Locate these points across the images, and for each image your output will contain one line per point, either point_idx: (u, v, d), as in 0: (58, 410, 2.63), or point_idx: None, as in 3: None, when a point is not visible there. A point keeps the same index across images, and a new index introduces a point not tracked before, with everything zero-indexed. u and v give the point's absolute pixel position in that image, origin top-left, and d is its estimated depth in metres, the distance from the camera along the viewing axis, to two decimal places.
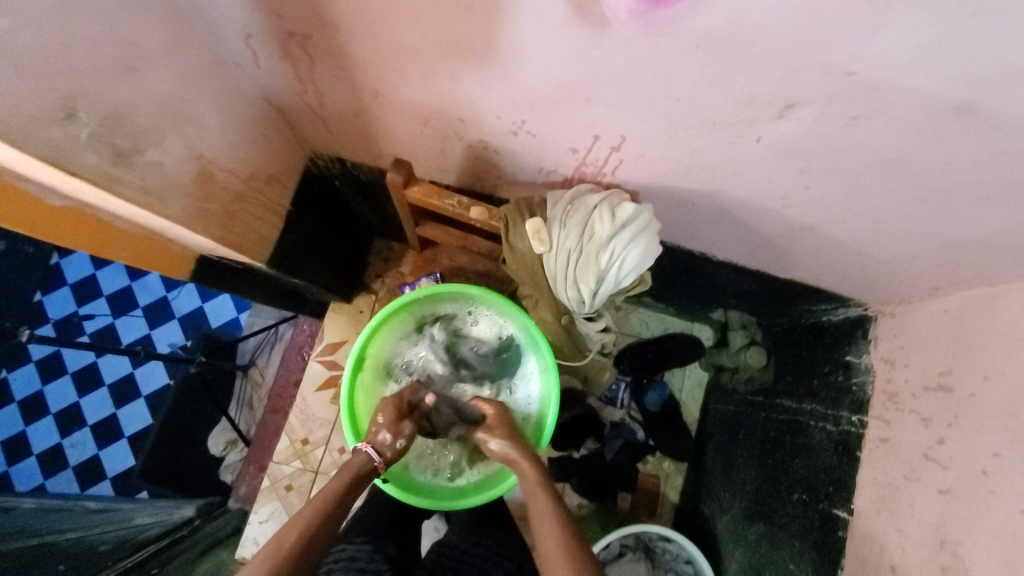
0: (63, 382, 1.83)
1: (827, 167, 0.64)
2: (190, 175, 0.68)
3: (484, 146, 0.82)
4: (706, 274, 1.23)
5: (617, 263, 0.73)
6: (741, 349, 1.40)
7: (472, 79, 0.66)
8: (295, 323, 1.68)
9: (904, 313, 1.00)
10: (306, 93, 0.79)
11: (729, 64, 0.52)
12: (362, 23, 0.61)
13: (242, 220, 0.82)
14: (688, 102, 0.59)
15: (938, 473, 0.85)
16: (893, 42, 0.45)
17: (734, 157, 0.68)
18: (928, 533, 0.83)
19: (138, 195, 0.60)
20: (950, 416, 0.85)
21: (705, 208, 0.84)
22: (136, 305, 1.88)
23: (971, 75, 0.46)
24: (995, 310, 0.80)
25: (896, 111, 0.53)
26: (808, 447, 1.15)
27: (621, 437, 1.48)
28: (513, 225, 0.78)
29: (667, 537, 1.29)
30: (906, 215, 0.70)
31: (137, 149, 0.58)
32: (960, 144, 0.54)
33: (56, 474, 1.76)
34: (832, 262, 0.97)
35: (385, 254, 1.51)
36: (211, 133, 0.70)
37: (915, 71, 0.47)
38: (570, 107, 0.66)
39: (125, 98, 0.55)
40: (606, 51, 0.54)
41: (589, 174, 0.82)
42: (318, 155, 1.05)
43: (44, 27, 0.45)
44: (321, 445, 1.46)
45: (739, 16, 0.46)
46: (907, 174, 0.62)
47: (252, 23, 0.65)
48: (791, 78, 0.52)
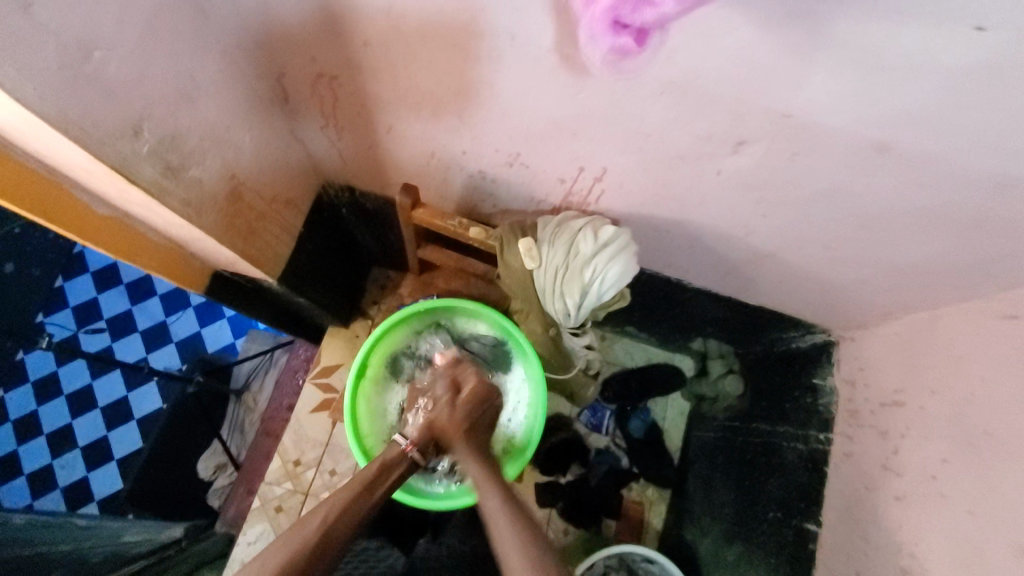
0: (57, 404, 1.85)
1: (778, 197, 0.75)
2: (224, 192, 0.77)
3: (482, 176, 0.93)
4: (684, 302, 1.32)
5: (599, 278, 0.82)
6: (719, 377, 1.45)
7: (475, 116, 0.76)
8: (291, 348, 1.74)
9: (861, 337, 1.09)
10: (327, 126, 0.90)
11: (690, 107, 0.63)
12: (384, 67, 0.71)
13: (261, 236, 0.91)
14: (659, 139, 0.70)
15: (895, 481, 0.92)
16: (816, 91, 0.56)
17: (700, 188, 0.78)
18: (890, 539, 0.90)
19: (181, 206, 0.68)
20: (903, 428, 0.92)
21: (678, 235, 0.94)
22: (135, 329, 1.93)
23: (880, 119, 0.57)
24: (936, 330, 0.90)
25: (828, 149, 0.64)
26: (782, 468, 1.19)
27: (605, 463, 1.52)
28: (508, 244, 0.89)
29: (650, 558, 1.32)
30: (851, 241, 0.80)
31: (184, 166, 0.67)
32: (883, 178, 0.65)
33: (44, 495, 1.76)
34: (795, 289, 1.07)
35: (381, 282, 1.59)
36: (244, 157, 0.80)
37: (837, 115, 0.58)
38: (559, 142, 0.77)
39: (180, 121, 0.64)
40: (589, 95, 0.65)
41: (575, 203, 0.92)
42: (330, 184, 1.15)
43: (128, 60, 0.55)
44: (312, 466, 1.48)
45: (695, 68, 0.57)
46: (845, 204, 0.72)
47: (288, 64, 0.75)
48: (740, 119, 0.63)
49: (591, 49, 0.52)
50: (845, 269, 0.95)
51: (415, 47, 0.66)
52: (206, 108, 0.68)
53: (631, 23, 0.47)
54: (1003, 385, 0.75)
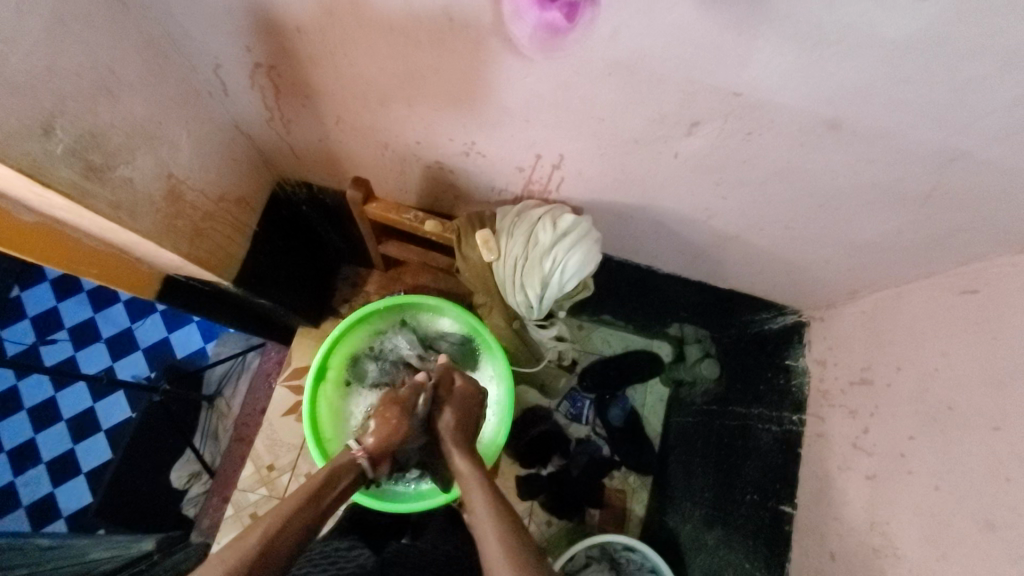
0: (19, 419, 1.79)
1: (737, 178, 0.73)
2: (161, 192, 0.73)
3: (439, 166, 0.89)
4: (656, 287, 1.30)
5: (560, 268, 0.80)
6: (695, 362, 1.44)
7: (423, 104, 0.73)
8: (264, 350, 1.68)
9: (830, 316, 1.08)
10: (272, 120, 0.86)
11: (639, 87, 0.60)
12: (323, 55, 0.68)
13: (210, 238, 0.87)
14: (611, 122, 0.68)
15: (866, 460, 0.92)
16: (765, 67, 0.54)
17: (658, 171, 0.76)
18: (862, 517, 0.90)
19: (109, 209, 0.64)
20: (872, 407, 0.92)
21: (642, 220, 0.92)
22: (98, 337, 1.86)
23: (832, 95, 0.56)
24: (901, 307, 0.89)
25: (782, 128, 0.62)
26: (757, 451, 1.19)
27: (586, 452, 1.50)
28: (466, 236, 0.86)
29: (630, 547, 1.32)
30: (811, 219, 0.79)
31: (109, 165, 0.63)
32: (838, 154, 0.64)
33: (8, 514, 1.70)
34: (762, 270, 1.06)
35: (353, 280, 1.51)
36: (183, 155, 0.76)
37: (788, 92, 0.56)
38: (512, 129, 0.74)
39: (102, 118, 0.60)
40: (536, 78, 0.62)
41: (536, 192, 0.89)
42: (285, 180, 1.11)
43: (31, 53, 0.51)
44: (287, 470, 1.45)
45: (639, 46, 0.55)
46: (804, 183, 0.71)
47: (222, 55, 0.71)
48: (691, 100, 0.61)
49: (518, 25, 0.55)
50: (809, 250, 0.94)
51: (353, 34, 0.63)
52: (130, 103, 0.64)
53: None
54: (966, 360, 0.74)
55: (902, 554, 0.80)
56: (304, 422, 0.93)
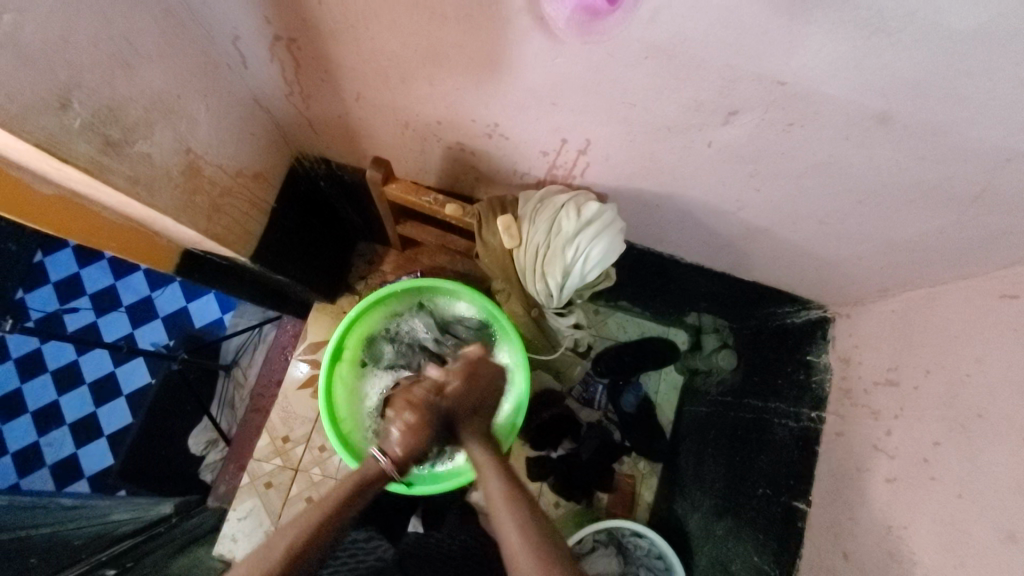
0: (42, 381, 1.83)
1: (773, 170, 0.70)
2: (179, 168, 0.72)
3: (461, 148, 0.87)
4: (677, 276, 1.27)
5: (582, 258, 0.78)
6: (714, 351, 1.43)
7: (446, 82, 0.70)
8: (280, 323, 1.68)
9: (858, 313, 1.05)
10: (291, 95, 0.84)
11: (675, 73, 0.57)
12: (344, 30, 0.65)
13: (227, 214, 0.86)
14: (643, 108, 0.64)
15: (885, 463, 0.90)
16: (815, 55, 0.50)
17: (689, 160, 0.73)
18: (878, 519, 0.88)
19: (127, 184, 0.63)
20: (896, 409, 0.90)
21: (668, 210, 0.89)
22: (120, 304, 1.89)
23: (883, 87, 0.52)
24: (934, 309, 0.86)
25: (826, 119, 0.58)
26: (772, 446, 1.18)
27: (598, 437, 1.48)
28: (486, 221, 0.84)
29: (638, 533, 1.32)
30: (849, 215, 0.76)
31: (127, 140, 0.62)
32: (884, 149, 0.60)
33: (33, 473, 1.76)
34: (789, 264, 1.03)
35: (369, 257, 1.50)
36: (201, 130, 0.75)
37: (837, 81, 0.53)
38: (539, 111, 0.71)
39: (119, 91, 0.59)
40: (566, 60, 0.59)
41: (560, 177, 0.87)
42: (304, 156, 1.09)
43: (47, 24, 0.49)
44: (301, 442, 1.47)
45: (679, 29, 0.51)
46: (843, 177, 0.67)
47: (241, 27, 0.69)
48: (730, 87, 0.57)
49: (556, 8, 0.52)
50: (840, 245, 0.90)
51: (376, 7, 0.60)
52: (148, 76, 0.62)
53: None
54: (1002, 368, 0.71)
55: (917, 560, 0.78)
56: (320, 400, 0.93)
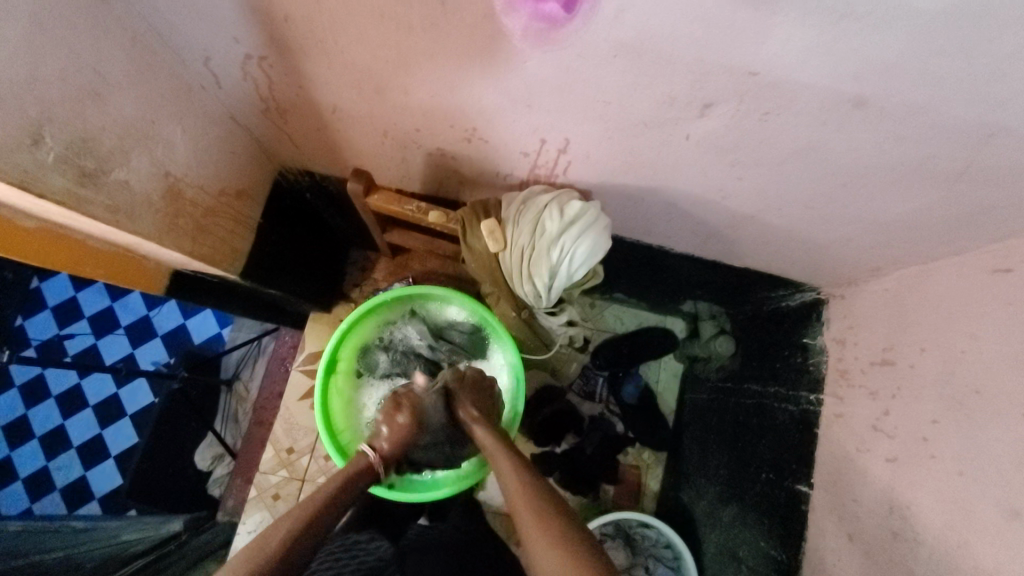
0: (47, 406, 1.84)
1: (754, 159, 0.70)
2: (159, 192, 0.72)
3: (442, 153, 0.87)
4: (670, 267, 1.27)
5: (568, 258, 0.78)
6: (710, 339, 1.41)
7: (420, 89, 0.70)
8: (278, 335, 1.68)
9: (851, 294, 1.05)
10: (269, 110, 0.83)
11: (646, 70, 0.57)
12: (314, 44, 0.65)
13: (213, 234, 0.86)
14: (619, 105, 0.64)
15: (885, 442, 0.90)
16: (786, 45, 0.50)
17: (670, 154, 0.73)
18: (879, 499, 0.89)
19: (107, 214, 0.63)
20: (892, 388, 0.90)
21: (654, 203, 0.88)
22: (118, 325, 1.90)
23: (856, 72, 0.52)
24: (926, 287, 0.86)
25: (801, 106, 0.58)
26: (773, 430, 1.18)
27: (599, 430, 1.50)
28: (470, 227, 0.84)
29: (645, 524, 1.33)
30: (835, 198, 0.75)
31: (103, 170, 0.61)
32: (863, 133, 0.60)
33: (45, 497, 1.77)
34: (780, 249, 1.02)
35: (362, 265, 1.50)
36: (179, 152, 0.74)
37: (810, 69, 0.52)
38: (516, 114, 0.71)
39: (91, 121, 0.59)
40: (537, 62, 0.59)
41: (543, 176, 0.87)
42: (287, 169, 1.09)
43: (11, 62, 0.49)
44: (306, 452, 1.48)
45: (647, 27, 0.51)
46: (825, 162, 0.67)
47: (210, 46, 0.68)
48: (703, 81, 0.57)
49: (513, 19, 0.53)
50: (829, 228, 0.90)
51: (343, 20, 0.59)
52: (120, 104, 0.62)
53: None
54: (994, 342, 0.71)
55: (920, 538, 0.79)
56: (317, 415, 0.93)
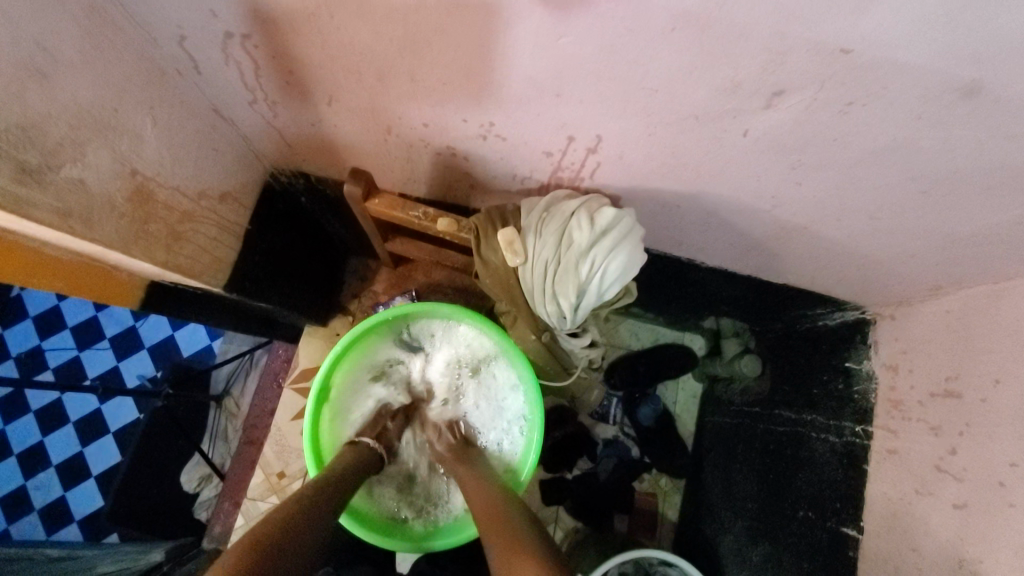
0: (26, 421, 1.74)
1: (820, 160, 0.60)
2: (124, 194, 0.62)
3: (452, 153, 0.77)
4: (695, 281, 1.17)
5: (598, 274, 0.68)
6: (734, 358, 1.26)
7: (429, 76, 0.60)
8: (271, 349, 1.58)
9: (904, 315, 0.94)
10: (256, 101, 0.73)
11: (707, 49, 0.47)
12: (305, 20, 0.55)
13: (193, 242, 0.75)
14: (666, 94, 0.54)
15: (951, 486, 0.79)
16: (893, 16, 0.40)
17: (719, 155, 0.63)
18: (947, 551, 0.78)
19: (56, 218, 0.53)
20: (960, 424, 0.79)
21: (691, 211, 0.78)
22: (103, 336, 1.79)
23: (974, 52, 0.42)
24: (1002, 310, 0.75)
25: (893, 96, 0.48)
26: (811, 462, 1.08)
27: (615, 454, 1.38)
28: (484, 235, 0.73)
29: (667, 562, 1.20)
30: (908, 207, 0.65)
31: (51, 166, 0.51)
32: (963, 130, 0.50)
33: (21, 519, 1.66)
34: (826, 264, 0.92)
35: (362, 274, 1.40)
36: (150, 148, 0.64)
37: (915, 49, 0.42)
38: (540, 106, 0.61)
39: (35, 107, 0.49)
40: (573, 40, 0.49)
41: (566, 180, 0.76)
42: (280, 170, 1.00)
43: None
44: (299, 477, 1.36)
45: None
46: (906, 165, 0.57)
47: (184, 24, 0.59)
48: (778, 63, 0.47)
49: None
50: (888, 241, 0.80)
51: None
52: (72, 87, 0.52)
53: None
54: None
55: None
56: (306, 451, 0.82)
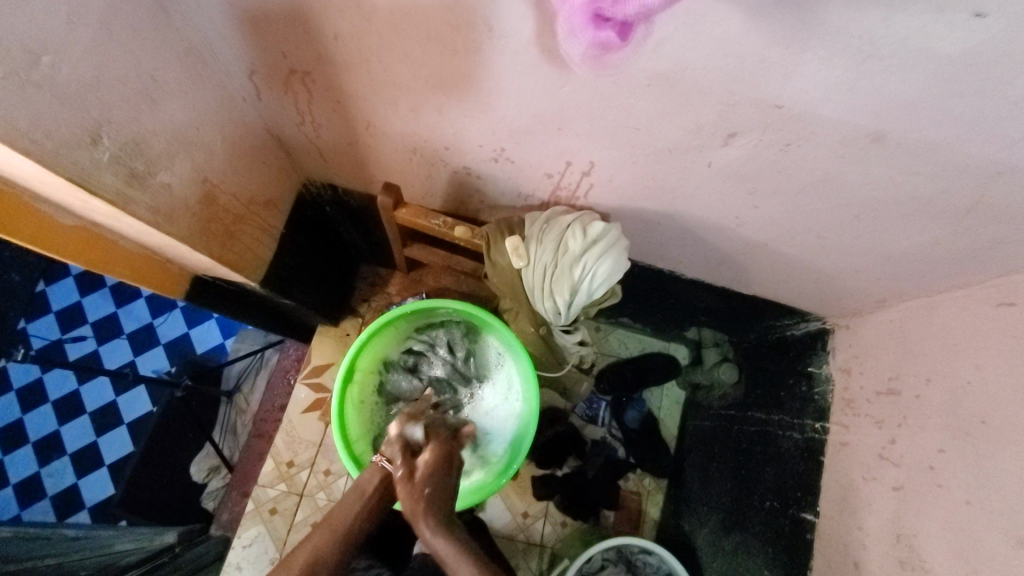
0: (43, 411, 1.82)
1: (772, 187, 0.73)
2: (196, 197, 0.74)
3: (467, 172, 0.90)
4: (677, 292, 1.30)
5: (589, 276, 0.81)
6: (714, 366, 1.43)
7: (455, 109, 0.73)
8: (282, 347, 1.68)
9: (857, 325, 1.07)
10: (303, 123, 0.86)
11: (677, 98, 0.60)
12: (358, 61, 0.68)
13: (240, 240, 0.87)
14: (646, 131, 0.67)
15: (892, 471, 0.91)
16: (810, 81, 0.54)
17: (690, 180, 0.76)
18: (886, 527, 0.89)
19: (148, 214, 0.65)
20: (899, 417, 0.91)
21: (669, 228, 0.91)
22: (121, 332, 1.89)
23: (873, 110, 0.55)
24: (932, 318, 0.88)
25: (820, 139, 0.61)
26: (777, 457, 1.18)
27: (601, 454, 1.49)
28: (495, 242, 0.87)
29: (647, 550, 1.29)
30: (847, 228, 0.78)
31: (150, 172, 0.64)
32: (876, 167, 0.63)
33: (33, 505, 1.74)
34: (789, 276, 1.05)
35: (371, 279, 1.52)
36: (217, 159, 0.77)
37: (830, 105, 0.56)
38: (544, 136, 0.74)
39: (145, 126, 0.61)
40: (572, 88, 0.62)
41: (563, 198, 0.90)
42: (312, 181, 1.12)
43: (81, 64, 0.52)
44: (306, 467, 1.44)
45: (682, 59, 0.54)
46: (839, 194, 0.71)
47: (257, 61, 0.72)
48: (730, 111, 0.60)
49: (571, 43, 0.52)
50: (838, 257, 0.93)
51: (390, 40, 0.63)
52: (170, 110, 0.65)
53: (613, 16, 0.46)
54: (1001, 372, 0.73)
55: (930, 567, 0.78)
56: (333, 421, 0.93)
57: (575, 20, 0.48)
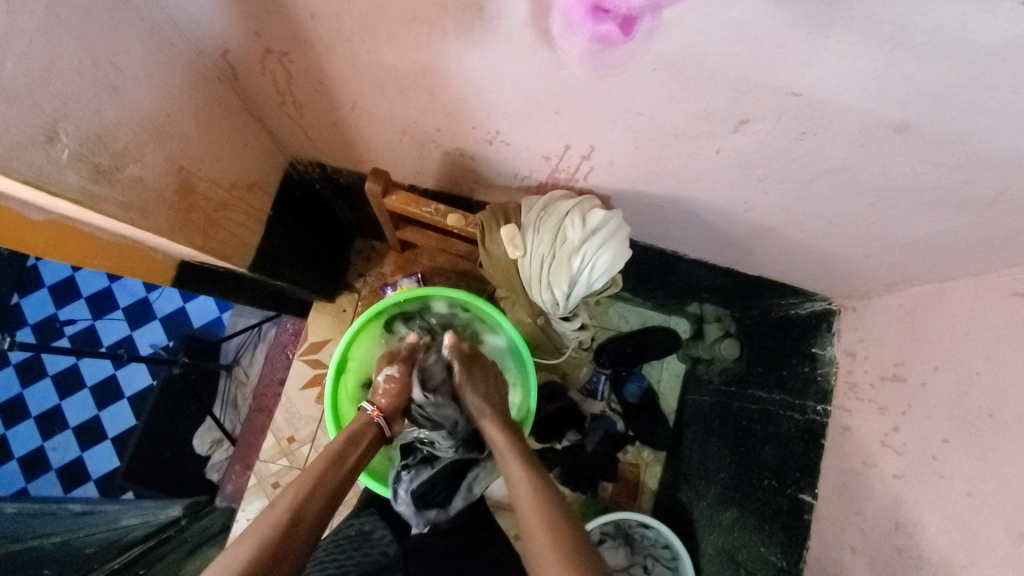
0: (43, 385, 1.82)
1: (784, 174, 0.68)
2: (172, 187, 0.69)
3: (461, 153, 0.85)
4: (679, 270, 1.26)
5: (588, 267, 0.77)
6: (716, 341, 1.39)
7: (444, 91, 0.68)
8: (278, 321, 1.57)
9: (864, 307, 1.04)
10: (284, 103, 0.81)
11: (683, 84, 0.55)
12: (339, 42, 0.63)
13: (224, 227, 0.83)
14: (651, 117, 0.63)
15: (893, 459, 0.89)
16: (830, 70, 0.49)
17: (696, 165, 0.71)
18: (887, 515, 0.88)
19: (119, 210, 0.61)
20: (903, 405, 0.89)
21: (673, 211, 0.87)
22: (116, 307, 1.87)
23: (900, 99, 0.50)
24: (941, 306, 0.85)
25: (839, 128, 0.57)
26: (777, 437, 1.18)
27: (600, 429, 1.43)
28: (489, 232, 0.83)
29: (645, 524, 1.30)
30: (860, 216, 0.74)
31: (117, 166, 0.59)
32: (900, 157, 0.59)
33: (39, 477, 1.75)
34: (795, 257, 1.01)
35: (367, 254, 1.48)
36: (194, 146, 0.72)
37: (852, 93, 0.51)
38: (541, 120, 0.69)
39: (108, 117, 0.56)
40: (570, 72, 0.57)
41: (562, 180, 0.85)
42: (299, 160, 1.07)
43: (26, 57, 0.47)
44: (307, 443, 1.44)
45: (690, 43, 0.49)
46: (856, 182, 0.66)
47: (232, 39, 0.67)
48: (743, 97, 0.56)
49: (569, 41, 0.52)
50: (848, 241, 0.89)
51: (372, 21, 0.57)
52: (136, 97, 0.60)
53: (614, 9, 0.46)
54: (1011, 366, 0.71)
55: (928, 557, 0.78)
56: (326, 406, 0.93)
57: (572, 17, 0.49)
